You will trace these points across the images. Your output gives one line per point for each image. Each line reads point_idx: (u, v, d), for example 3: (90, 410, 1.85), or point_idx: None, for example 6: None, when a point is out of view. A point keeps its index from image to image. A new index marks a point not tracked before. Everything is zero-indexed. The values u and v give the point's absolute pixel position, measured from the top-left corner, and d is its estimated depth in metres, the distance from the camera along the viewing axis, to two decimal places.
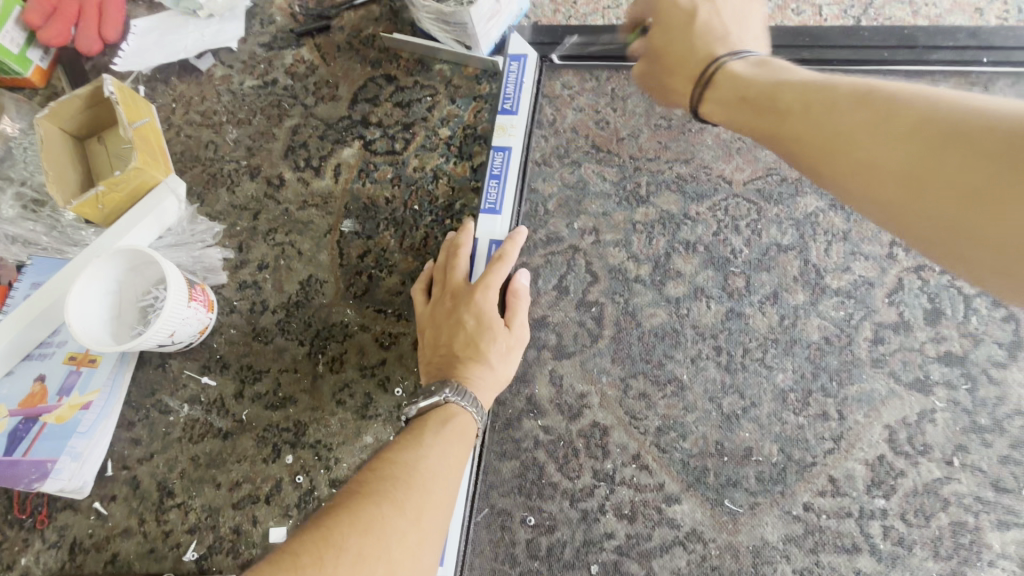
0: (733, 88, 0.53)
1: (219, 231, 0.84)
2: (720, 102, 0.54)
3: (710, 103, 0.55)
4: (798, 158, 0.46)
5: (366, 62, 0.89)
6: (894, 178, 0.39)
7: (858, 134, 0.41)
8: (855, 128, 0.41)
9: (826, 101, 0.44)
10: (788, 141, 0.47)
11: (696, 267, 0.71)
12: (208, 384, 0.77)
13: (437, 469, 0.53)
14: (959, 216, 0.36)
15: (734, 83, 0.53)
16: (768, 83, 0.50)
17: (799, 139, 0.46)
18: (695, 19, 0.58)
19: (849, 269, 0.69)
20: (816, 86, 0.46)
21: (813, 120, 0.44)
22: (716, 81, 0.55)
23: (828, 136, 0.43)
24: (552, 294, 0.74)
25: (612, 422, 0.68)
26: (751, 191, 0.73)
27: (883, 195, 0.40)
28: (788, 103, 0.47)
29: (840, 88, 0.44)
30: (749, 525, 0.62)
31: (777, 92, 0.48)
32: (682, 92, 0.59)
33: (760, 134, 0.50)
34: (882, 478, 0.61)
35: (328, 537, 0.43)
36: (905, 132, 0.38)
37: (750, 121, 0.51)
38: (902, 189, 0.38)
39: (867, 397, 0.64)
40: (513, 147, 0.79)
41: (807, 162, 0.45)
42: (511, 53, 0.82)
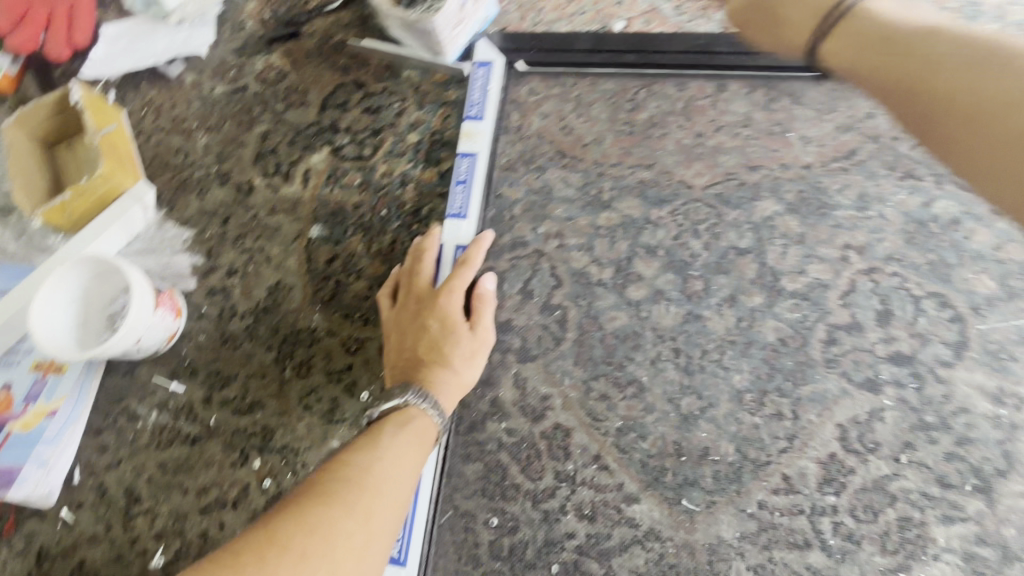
0: (869, 25, 0.51)
1: (189, 237, 0.85)
2: (847, 42, 0.52)
3: (835, 40, 0.53)
4: (941, 113, 0.45)
5: (336, 68, 0.90)
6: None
7: (1007, 103, 0.41)
8: (1017, 97, 0.41)
9: (993, 61, 0.43)
10: (926, 95, 0.46)
11: (656, 271, 0.73)
12: (176, 390, 0.78)
13: (392, 471, 0.54)
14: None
15: (873, 20, 0.51)
16: (917, 28, 0.48)
17: (945, 98, 0.45)
18: None
19: (804, 272, 0.70)
20: (977, 40, 0.45)
21: (967, 82, 0.44)
22: (851, 17, 0.52)
23: (972, 100, 0.43)
24: (516, 298, 0.75)
25: (573, 424, 0.69)
26: (710, 196, 0.75)
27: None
28: (933, 57, 0.46)
29: (1012, 49, 0.42)
30: (705, 523, 0.64)
31: (928, 38, 0.47)
32: (793, 27, 0.56)
33: (884, 84, 0.49)
34: (833, 476, 0.63)
35: (273, 538, 0.45)
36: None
37: (881, 62, 0.49)
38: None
39: (819, 397, 0.66)
40: (478, 152, 0.80)
41: (948, 118, 0.45)
42: (478, 60, 0.84)
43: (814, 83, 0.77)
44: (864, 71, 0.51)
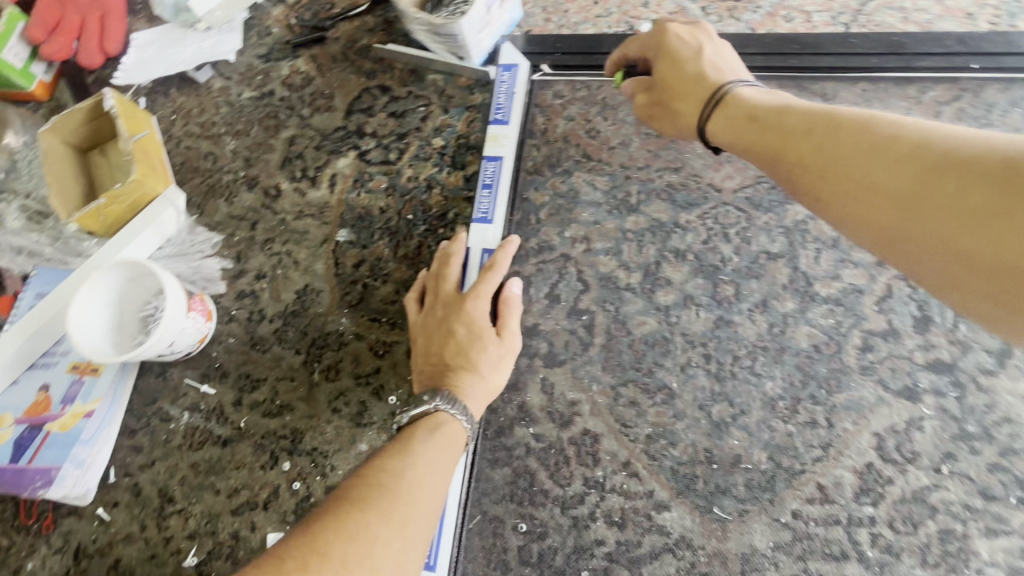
0: (741, 111, 0.59)
1: (218, 241, 0.86)
2: (727, 126, 0.60)
3: (719, 123, 0.61)
4: (801, 181, 0.53)
5: (361, 73, 0.91)
6: (873, 199, 0.47)
7: (849, 157, 0.49)
8: (852, 155, 0.49)
9: (826, 130, 0.51)
10: (790, 162, 0.54)
11: (685, 276, 0.72)
12: (208, 392, 0.79)
13: (424, 477, 0.54)
14: (924, 239, 0.44)
15: (742, 106, 0.59)
16: (774, 108, 0.57)
17: (799, 171, 0.53)
18: (697, 55, 0.65)
19: (838, 277, 0.69)
20: (818, 114, 0.53)
21: (815, 145, 0.51)
22: (725, 106, 0.61)
23: (820, 162, 0.51)
24: (543, 303, 0.74)
25: (602, 430, 0.68)
26: (741, 199, 0.74)
27: (873, 216, 0.47)
28: (784, 130, 0.54)
29: (842, 119, 0.51)
30: (737, 532, 0.63)
31: (781, 118, 0.55)
32: (687, 115, 0.65)
33: (760, 151, 0.57)
34: (870, 486, 0.62)
35: (313, 545, 0.46)
36: (895, 160, 0.46)
37: (754, 138, 0.57)
38: (891, 212, 0.46)
39: (855, 405, 0.64)
40: (505, 156, 0.79)
41: (808, 182, 0.52)
42: (503, 63, 0.83)
43: (848, 83, 0.75)
44: (745, 149, 0.59)
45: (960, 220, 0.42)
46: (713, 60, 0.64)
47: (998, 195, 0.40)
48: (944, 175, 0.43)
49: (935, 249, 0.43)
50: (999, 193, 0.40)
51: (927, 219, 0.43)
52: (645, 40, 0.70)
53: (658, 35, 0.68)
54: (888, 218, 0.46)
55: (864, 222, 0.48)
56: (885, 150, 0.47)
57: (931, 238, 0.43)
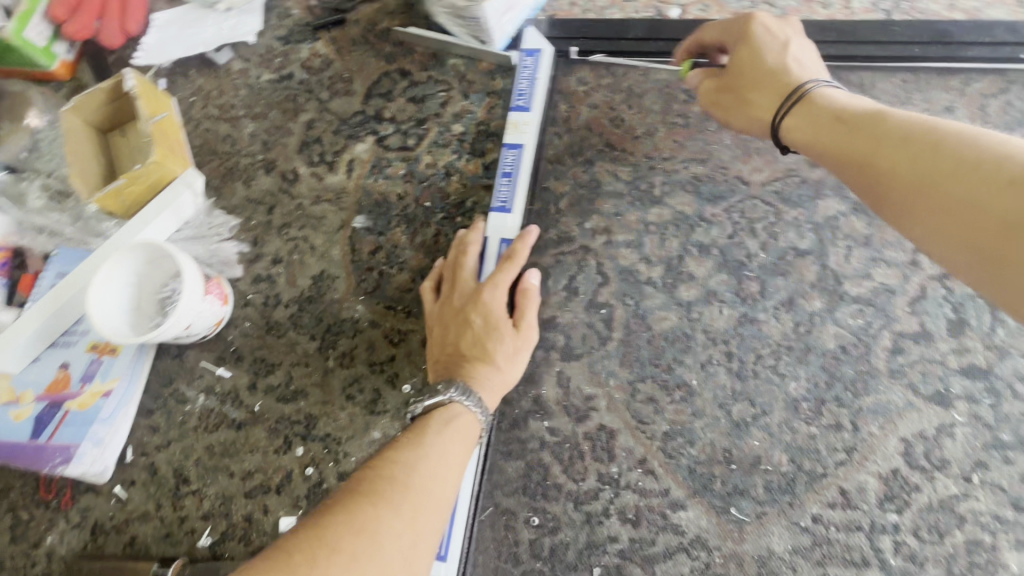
0: (824, 112, 0.58)
1: (235, 225, 0.85)
2: (807, 125, 0.59)
3: (795, 121, 0.60)
4: (886, 194, 0.52)
5: (380, 56, 0.89)
6: (955, 217, 0.46)
7: (942, 173, 0.47)
8: (942, 172, 0.47)
9: (917, 141, 0.50)
10: (872, 173, 0.53)
11: (709, 271, 0.70)
12: (223, 375, 0.79)
13: (436, 470, 0.54)
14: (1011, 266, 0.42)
15: (824, 107, 0.58)
16: (863, 113, 0.55)
17: (882, 184, 0.52)
18: (783, 49, 0.63)
19: (869, 276, 0.66)
20: (913, 121, 0.52)
21: (900, 157, 0.50)
22: (807, 104, 0.59)
23: (908, 174, 0.50)
24: (561, 295, 0.73)
25: (618, 426, 0.67)
26: (769, 193, 0.72)
27: (963, 239, 0.46)
28: (869, 138, 0.53)
29: (940, 133, 0.49)
30: (755, 534, 0.61)
31: (868, 125, 0.54)
32: (758, 106, 0.63)
33: (841, 159, 0.56)
34: (895, 493, 0.60)
35: (323, 537, 0.45)
36: (985, 179, 0.44)
37: (838, 139, 0.56)
38: (985, 234, 0.44)
39: (883, 409, 0.62)
40: (525, 144, 0.77)
41: (891, 195, 0.52)
42: (526, 48, 0.80)
43: (886, 74, 0.72)
44: (823, 155, 0.58)
45: None
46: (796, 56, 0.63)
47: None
48: None
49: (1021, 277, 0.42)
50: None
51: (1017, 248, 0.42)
52: (724, 27, 0.68)
53: (741, 22, 0.66)
54: (981, 241, 0.44)
55: (951, 243, 0.47)
56: (983, 170, 0.45)
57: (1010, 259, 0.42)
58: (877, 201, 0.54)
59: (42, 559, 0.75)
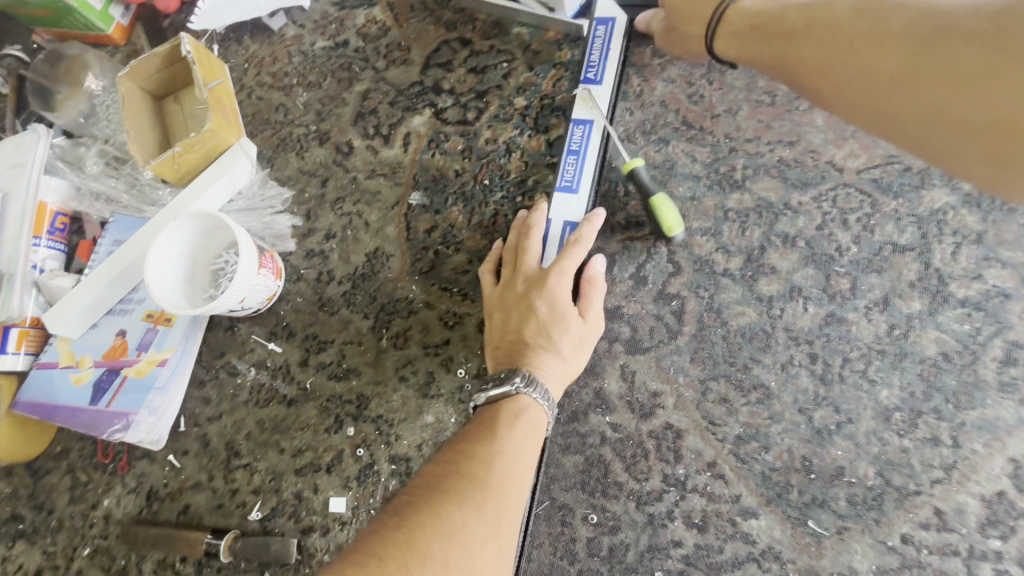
0: (742, 21, 0.61)
1: (288, 197, 0.83)
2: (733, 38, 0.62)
3: (724, 40, 0.63)
4: (806, 76, 0.56)
5: (440, 23, 0.84)
6: (876, 83, 0.51)
7: (850, 46, 0.52)
8: (853, 42, 0.52)
9: (830, 25, 0.53)
10: (792, 65, 0.57)
11: (794, 264, 0.65)
12: (275, 350, 0.78)
13: (513, 469, 0.53)
14: (931, 118, 0.48)
15: (743, 15, 0.61)
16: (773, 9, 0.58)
17: (801, 69, 0.56)
18: None
19: (980, 277, 0.60)
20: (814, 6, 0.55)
21: (818, 45, 0.54)
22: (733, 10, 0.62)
23: (823, 62, 0.54)
24: (628, 284, 0.68)
25: (687, 426, 0.63)
26: (866, 181, 0.65)
27: (884, 108, 0.51)
28: (783, 31, 0.57)
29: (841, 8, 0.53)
30: (835, 550, 0.57)
31: (776, 20, 0.58)
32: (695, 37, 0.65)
33: (763, 58, 0.60)
34: (999, 517, 0.55)
35: (411, 541, 0.45)
36: (895, 38, 0.49)
37: (759, 43, 0.60)
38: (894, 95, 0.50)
39: (989, 425, 0.57)
40: (595, 120, 0.73)
41: (813, 82, 0.56)
42: (597, 16, 0.76)
43: None
44: (749, 56, 0.62)
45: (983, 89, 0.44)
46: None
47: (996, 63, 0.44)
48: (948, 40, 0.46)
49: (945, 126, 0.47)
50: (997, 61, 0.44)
51: (930, 100, 0.48)
52: None
53: None
54: (894, 100, 0.50)
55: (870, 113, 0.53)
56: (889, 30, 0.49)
57: (934, 112, 0.48)
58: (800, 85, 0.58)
59: (99, 521, 0.76)
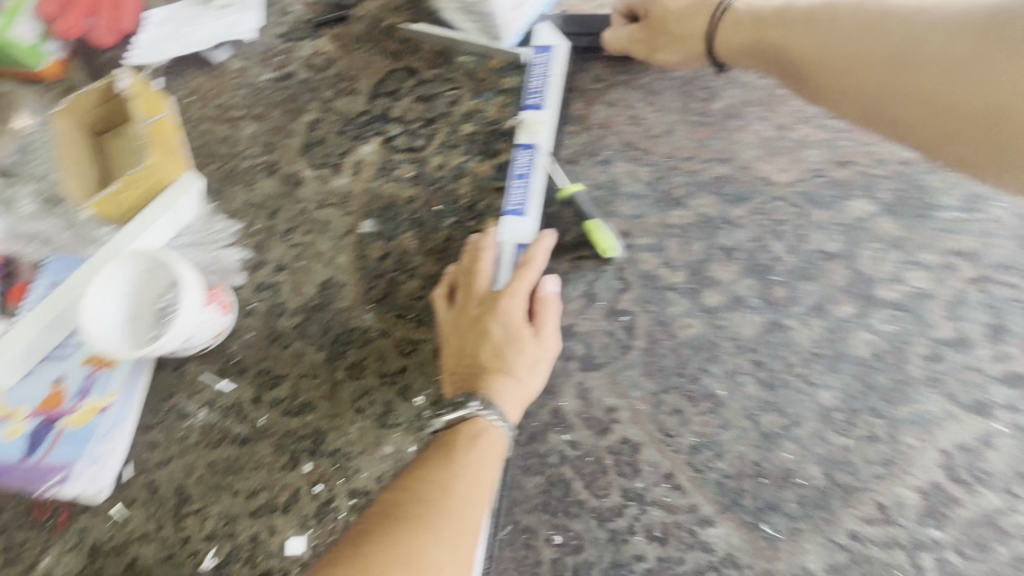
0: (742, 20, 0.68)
1: (237, 231, 0.82)
2: (733, 37, 0.68)
3: (723, 35, 0.69)
4: (801, 72, 0.64)
5: (386, 54, 0.86)
6: (863, 85, 0.59)
7: (847, 51, 0.59)
8: (844, 49, 0.59)
9: (826, 30, 0.61)
10: (794, 61, 0.64)
11: (734, 275, 0.67)
12: (226, 388, 0.76)
13: (469, 491, 0.54)
14: (910, 115, 0.56)
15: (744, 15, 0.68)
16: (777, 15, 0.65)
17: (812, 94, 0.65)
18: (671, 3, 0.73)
19: (904, 279, 0.64)
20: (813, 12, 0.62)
21: (819, 48, 0.61)
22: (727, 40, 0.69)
23: (823, 60, 0.61)
24: (580, 302, 0.70)
25: (642, 439, 0.64)
26: (794, 193, 0.69)
27: (870, 104, 0.59)
28: (790, 33, 0.63)
29: (832, 16, 0.61)
30: (789, 552, 0.59)
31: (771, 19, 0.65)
32: (688, 38, 0.72)
33: (763, 53, 0.67)
34: (938, 508, 0.57)
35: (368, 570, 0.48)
36: (880, 44, 0.57)
37: (755, 41, 0.67)
38: (873, 93, 0.58)
39: (922, 419, 0.60)
40: (540, 144, 0.74)
41: (810, 78, 0.63)
42: (538, 44, 0.78)
43: None
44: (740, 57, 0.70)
45: (950, 90, 0.53)
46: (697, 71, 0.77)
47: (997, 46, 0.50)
48: (915, 50, 0.55)
49: (924, 122, 0.56)
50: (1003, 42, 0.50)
51: (911, 97, 0.56)
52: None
53: None
54: (875, 98, 0.58)
55: (860, 104, 0.60)
56: (883, 33, 0.57)
57: (911, 108, 0.56)
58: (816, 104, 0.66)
59: None
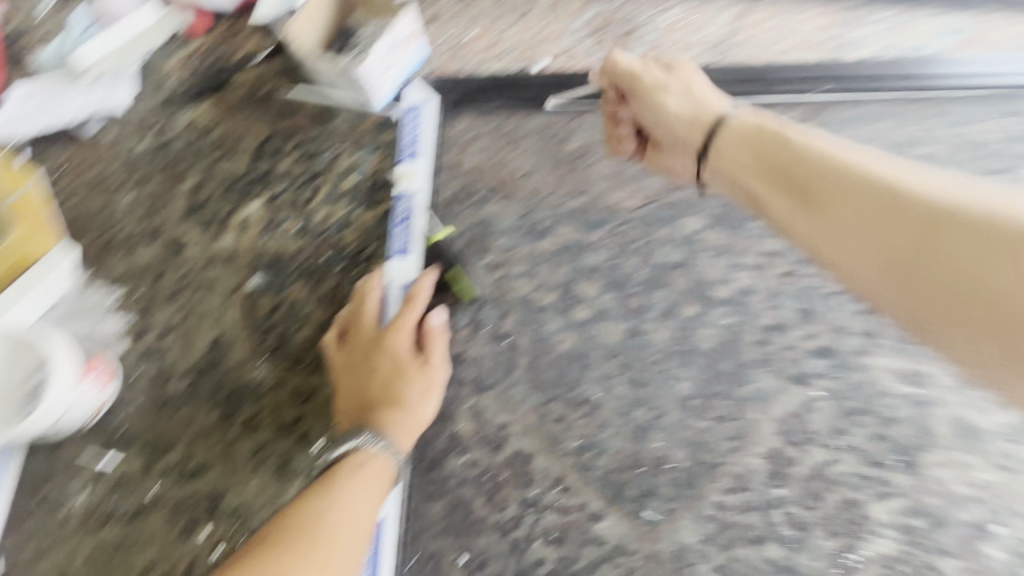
0: (742, 134, 0.67)
1: (116, 299, 0.81)
2: (730, 139, 0.68)
3: (723, 134, 0.69)
4: (816, 219, 0.57)
5: (265, 117, 0.90)
6: (886, 248, 0.52)
7: (869, 211, 0.54)
8: (866, 209, 0.54)
9: (845, 187, 0.56)
10: (811, 206, 0.58)
11: (598, 291, 0.76)
12: (110, 463, 0.72)
13: (345, 517, 0.59)
14: (932, 299, 0.49)
15: (737, 133, 0.68)
16: (794, 147, 0.61)
17: (781, 216, 0.62)
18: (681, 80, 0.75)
19: (732, 279, 0.76)
20: (829, 161, 0.58)
21: (836, 200, 0.56)
22: (722, 134, 0.69)
23: (839, 209, 0.56)
24: (467, 330, 0.76)
25: (533, 449, 0.70)
26: (639, 216, 0.80)
27: (886, 271, 0.52)
28: (809, 171, 0.59)
29: (852, 176, 0.56)
30: (668, 531, 0.65)
31: (786, 155, 0.62)
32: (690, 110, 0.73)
33: (773, 182, 0.63)
34: (780, 469, 0.67)
35: None
36: (906, 212, 0.51)
37: (766, 168, 0.63)
38: (889, 260, 0.52)
39: (759, 395, 0.70)
40: (418, 190, 0.82)
41: (827, 223, 0.56)
42: (409, 102, 0.87)
43: None
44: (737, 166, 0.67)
45: (980, 281, 0.46)
46: (655, 153, 0.79)
47: (1004, 252, 0.45)
48: (947, 227, 0.48)
49: (947, 311, 0.48)
50: (1007, 251, 0.45)
51: (931, 276, 0.49)
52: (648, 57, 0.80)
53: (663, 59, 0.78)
54: (893, 266, 0.52)
55: (872, 268, 0.53)
56: (905, 205, 0.51)
57: (933, 288, 0.49)
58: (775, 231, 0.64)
59: None
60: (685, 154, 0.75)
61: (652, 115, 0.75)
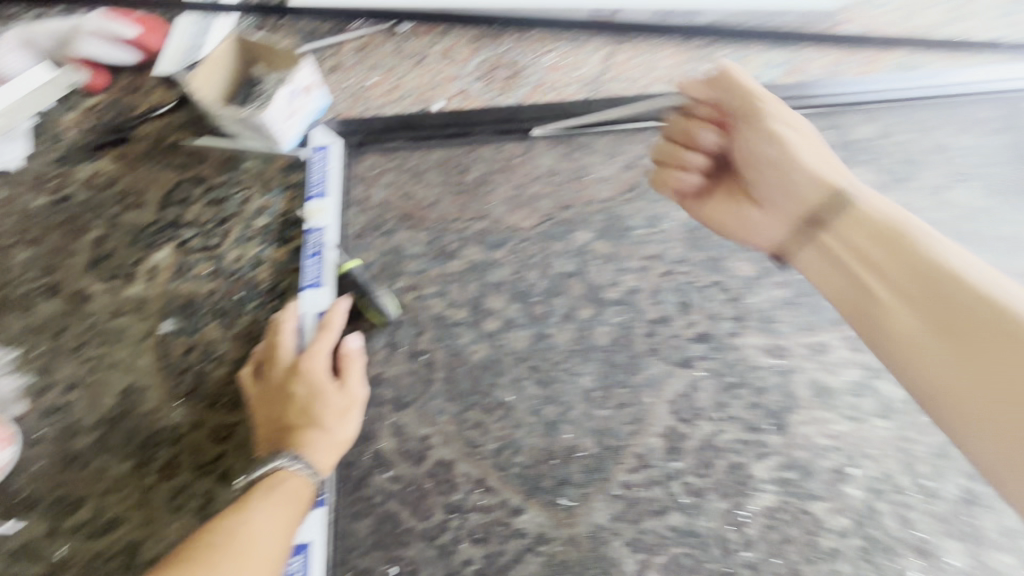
0: (863, 219, 0.70)
1: (15, 357, 0.79)
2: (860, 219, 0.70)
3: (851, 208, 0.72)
4: (901, 308, 0.64)
5: (171, 166, 0.92)
6: (958, 353, 0.58)
7: (962, 317, 0.60)
8: (963, 318, 0.59)
9: (952, 293, 0.61)
10: (906, 295, 0.64)
11: (504, 303, 0.83)
12: (12, 529, 0.69)
13: (256, 532, 0.60)
14: (978, 407, 0.56)
15: (865, 212, 0.71)
16: (918, 241, 0.66)
17: (902, 328, 0.63)
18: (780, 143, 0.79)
19: (621, 282, 0.85)
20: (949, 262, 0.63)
21: (935, 299, 0.62)
22: (843, 211, 0.72)
23: (934, 301, 0.62)
24: (384, 351, 0.80)
25: (454, 456, 0.74)
26: (537, 234, 0.89)
27: (943, 371, 0.59)
28: (921, 263, 0.64)
29: (966, 283, 0.61)
30: (583, 515, 0.71)
31: (908, 253, 0.66)
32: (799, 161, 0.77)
33: (872, 266, 0.68)
34: (675, 444, 0.75)
35: None
36: (996, 328, 0.57)
37: (883, 252, 0.67)
38: (950, 363, 0.59)
39: (652, 381, 0.79)
40: (328, 225, 0.86)
41: (916, 312, 0.63)
42: (315, 145, 0.92)
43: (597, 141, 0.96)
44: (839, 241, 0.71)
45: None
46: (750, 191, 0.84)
47: None
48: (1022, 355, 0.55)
49: (987, 423, 0.55)
50: None
51: (985, 391, 0.56)
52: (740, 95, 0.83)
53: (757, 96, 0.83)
54: (952, 370, 0.58)
55: (933, 367, 0.60)
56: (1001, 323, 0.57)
57: (983, 400, 0.55)
58: (874, 337, 0.66)
59: None
60: (773, 214, 0.80)
61: (767, 148, 0.80)
